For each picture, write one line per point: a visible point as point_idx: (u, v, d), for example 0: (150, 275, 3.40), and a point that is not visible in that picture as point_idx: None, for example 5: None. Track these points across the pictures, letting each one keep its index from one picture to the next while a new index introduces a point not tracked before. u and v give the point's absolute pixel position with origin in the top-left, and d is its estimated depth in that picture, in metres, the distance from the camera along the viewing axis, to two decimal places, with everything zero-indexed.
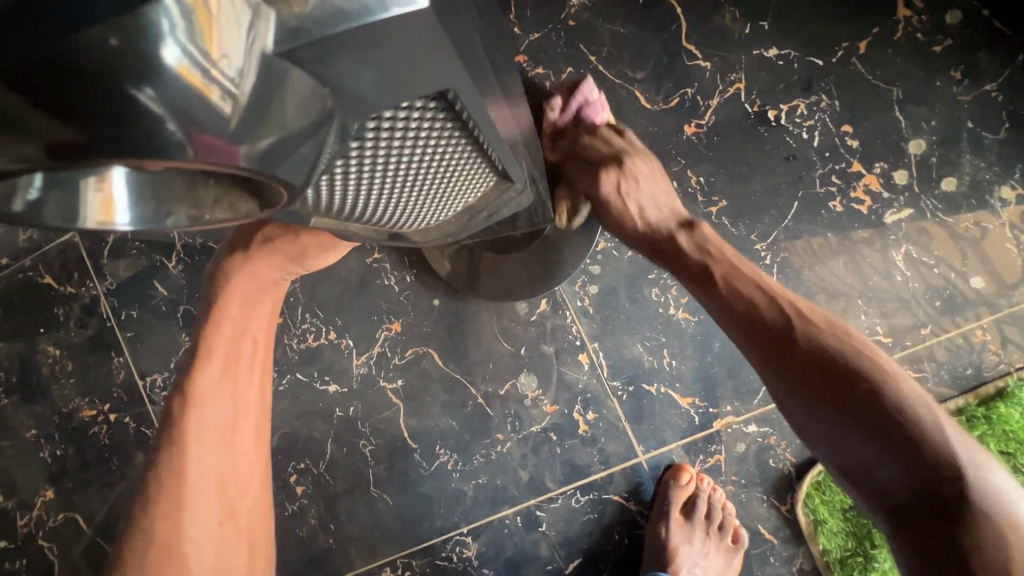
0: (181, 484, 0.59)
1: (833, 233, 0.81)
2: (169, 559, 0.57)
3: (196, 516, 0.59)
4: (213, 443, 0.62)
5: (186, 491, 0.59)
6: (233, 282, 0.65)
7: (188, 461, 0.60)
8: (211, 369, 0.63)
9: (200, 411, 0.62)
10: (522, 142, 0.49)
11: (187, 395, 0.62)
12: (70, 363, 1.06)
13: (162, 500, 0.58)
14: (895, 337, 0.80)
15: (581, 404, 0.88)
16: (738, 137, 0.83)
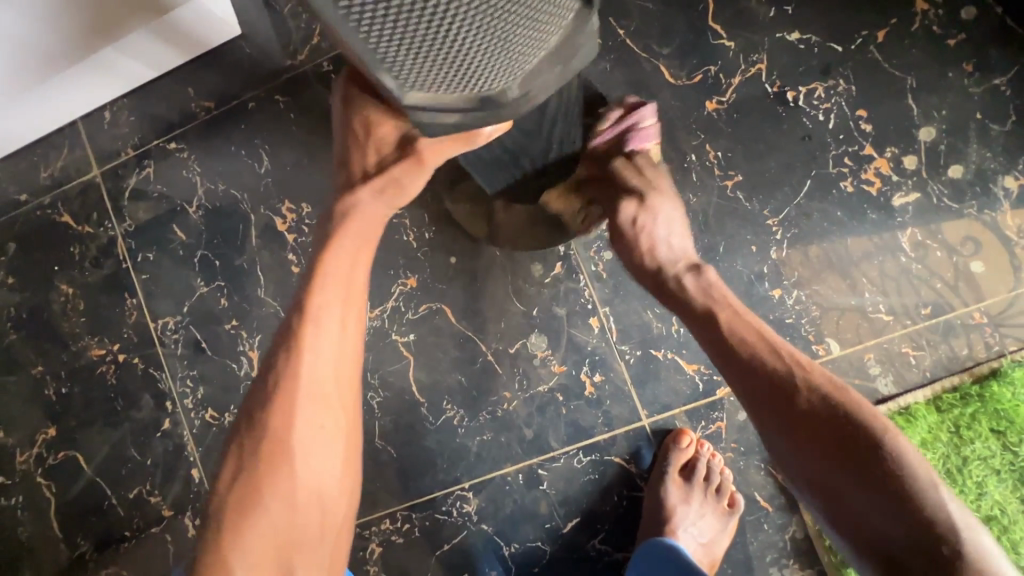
0: (292, 388, 0.62)
1: (843, 212, 0.84)
2: (278, 455, 0.60)
3: (305, 420, 0.62)
4: (321, 355, 0.64)
5: (298, 396, 0.62)
6: (353, 199, 0.68)
7: (299, 366, 0.63)
8: (328, 282, 0.66)
9: (314, 322, 0.65)
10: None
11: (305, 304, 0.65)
12: (82, 303, 1.06)
13: (275, 400, 0.62)
14: (895, 316, 0.83)
15: (589, 365, 0.91)
16: (757, 115, 0.87)
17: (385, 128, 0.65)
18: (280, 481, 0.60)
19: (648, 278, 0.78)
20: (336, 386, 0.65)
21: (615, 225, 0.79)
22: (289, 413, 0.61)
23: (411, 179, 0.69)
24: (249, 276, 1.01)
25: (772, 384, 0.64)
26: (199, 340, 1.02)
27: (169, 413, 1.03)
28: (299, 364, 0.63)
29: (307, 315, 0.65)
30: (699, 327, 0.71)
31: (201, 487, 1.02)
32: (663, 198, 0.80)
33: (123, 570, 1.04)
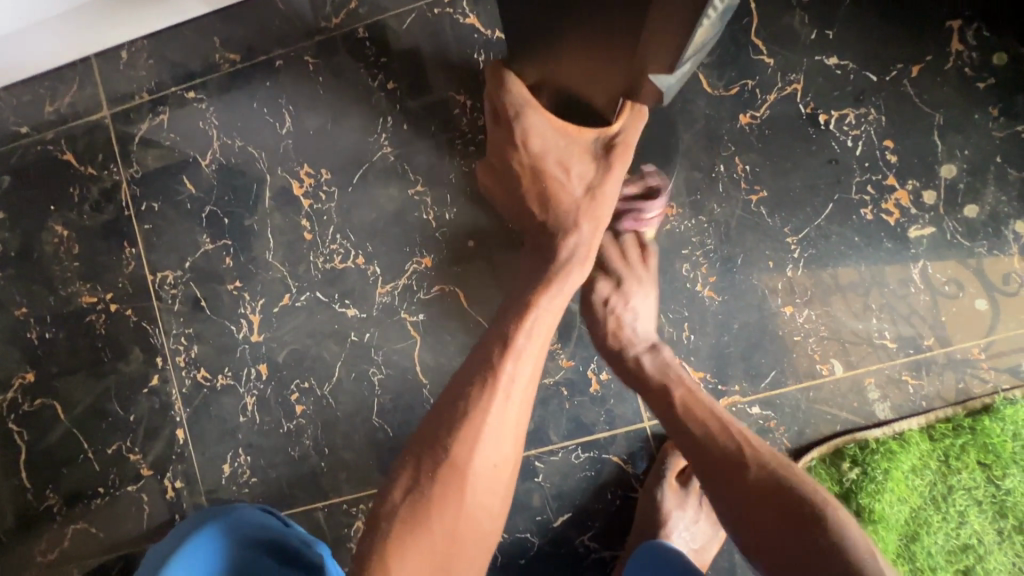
0: (484, 420, 0.62)
1: (860, 237, 0.86)
2: (460, 476, 0.60)
3: (484, 454, 0.62)
4: (517, 393, 0.65)
5: (486, 428, 0.62)
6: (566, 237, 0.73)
7: (496, 400, 0.64)
8: (535, 330, 0.69)
9: (516, 354, 0.66)
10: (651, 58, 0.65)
11: (513, 339, 0.67)
12: (77, 247, 1.02)
13: (467, 424, 0.62)
14: (900, 344, 0.85)
15: (597, 363, 0.91)
16: (788, 134, 0.88)
17: (579, 160, 0.72)
18: (447, 508, 0.59)
19: (613, 356, 0.83)
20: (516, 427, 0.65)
21: (586, 300, 0.86)
22: (470, 442, 0.61)
23: (613, 184, 0.73)
24: (257, 237, 0.98)
25: (719, 456, 0.69)
26: (198, 297, 0.99)
27: (158, 370, 1.00)
28: (496, 398, 0.64)
29: (516, 353, 0.66)
30: (653, 399, 0.77)
31: (184, 449, 0.99)
32: (636, 288, 0.84)
33: (94, 526, 1.01)
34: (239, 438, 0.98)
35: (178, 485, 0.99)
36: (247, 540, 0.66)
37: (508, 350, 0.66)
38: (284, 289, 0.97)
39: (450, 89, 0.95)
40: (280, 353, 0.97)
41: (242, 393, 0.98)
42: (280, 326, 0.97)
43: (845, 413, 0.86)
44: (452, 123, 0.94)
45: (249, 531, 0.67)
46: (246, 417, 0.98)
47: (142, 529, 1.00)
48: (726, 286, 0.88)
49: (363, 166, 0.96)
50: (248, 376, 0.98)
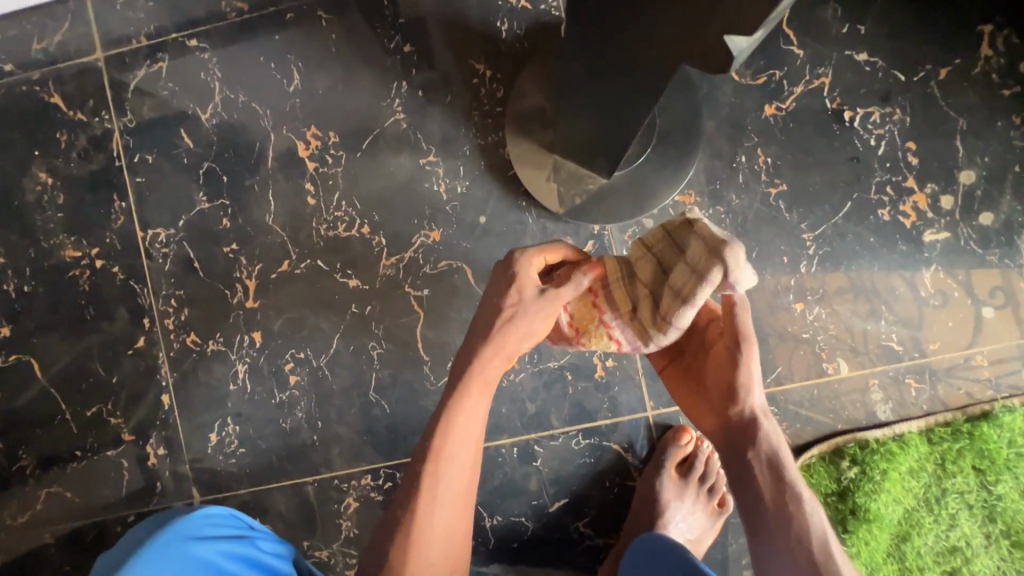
0: (433, 490, 0.63)
1: (876, 238, 0.86)
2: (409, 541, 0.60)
3: (439, 515, 0.62)
4: (463, 457, 0.65)
5: (433, 499, 0.62)
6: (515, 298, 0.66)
7: (439, 471, 0.63)
8: (482, 398, 0.66)
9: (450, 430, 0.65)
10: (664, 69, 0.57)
11: (455, 412, 0.65)
12: (62, 197, 0.96)
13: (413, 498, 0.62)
14: (905, 347, 0.86)
15: (603, 349, 0.89)
16: (812, 129, 0.86)
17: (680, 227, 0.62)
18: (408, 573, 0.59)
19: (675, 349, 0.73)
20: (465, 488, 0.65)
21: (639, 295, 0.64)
22: (421, 516, 0.62)
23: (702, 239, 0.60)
24: (257, 199, 0.94)
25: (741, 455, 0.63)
26: (191, 258, 0.94)
27: (145, 332, 0.95)
28: (442, 466, 0.63)
29: (462, 424, 0.65)
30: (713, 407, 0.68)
31: (169, 415, 0.95)
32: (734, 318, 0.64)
33: (68, 491, 0.97)
34: (228, 406, 0.94)
35: (161, 453, 0.95)
36: (215, 560, 0.58)
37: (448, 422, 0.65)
38: (283, 255, 0.93)
39: (469, 57, 0.91)
40: (275, 321, 0.93)
41: (234, 361, 0.94)
42: (277, 293, 0.93)
43: (847, 412, 0.86)
44: (470, 93, 0.91)
45: (219, 548, 0.59)
46: (237, 385, 0.94)
47: (120, 495, 0.96)
48: None
49: (374, 131, 0.92)
50: (240, 343, 0.94)
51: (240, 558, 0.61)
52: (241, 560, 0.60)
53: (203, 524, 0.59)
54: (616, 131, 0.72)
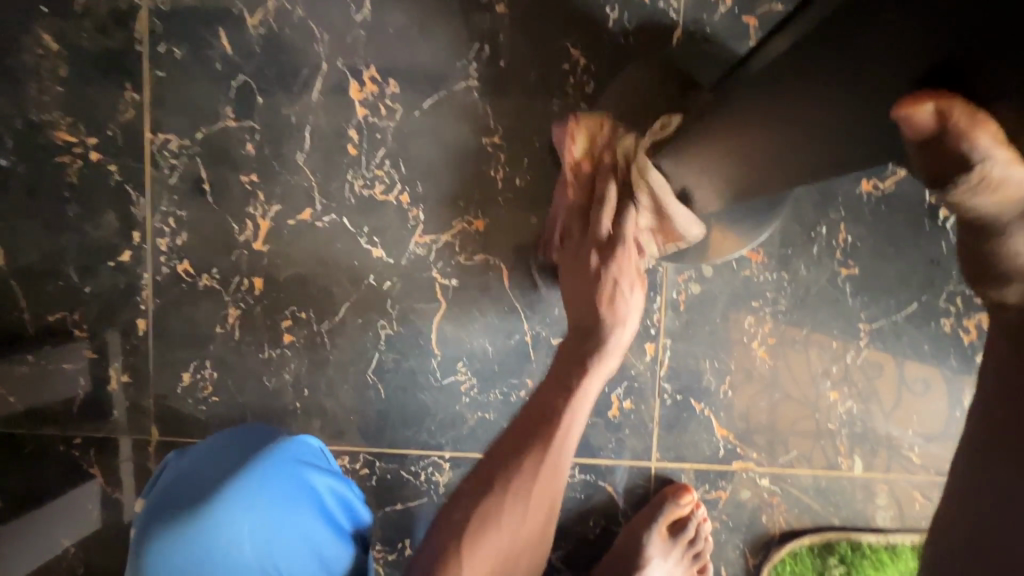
0: (494, 520, 0.58)
1: (930, 346, 0.82)
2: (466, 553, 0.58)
3: (500, 536, 0.58)
4: (528, 493, 0.59)
5: (493, 528, 0.58)
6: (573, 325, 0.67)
7: (508, 505, 0.59)
8: (554, 439, 0.60)
9: (502, 454, 0.61)
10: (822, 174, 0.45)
11: (517, 446, 0.61)
12: (64, 69, 0.82)
13: (467, 528, 0.58)
14: (923, 461, 0.83)
15: (624, 389, 0.84)
16: (903, 218, 0.81)
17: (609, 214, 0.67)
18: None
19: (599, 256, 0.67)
20: (538, 526, 0.60)
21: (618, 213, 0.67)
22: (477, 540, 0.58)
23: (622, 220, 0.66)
24: (291, 132, 0.82)
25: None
26: (202, 179, 0.83)
27: (132, 246, 0.85)
28: (508, 490, 0.59)
29: (524, 470, 0.59)
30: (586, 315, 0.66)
31: (141, 342, 0.86)
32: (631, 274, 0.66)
33: (12, 395, 0.87)
34: (209, 349, 0.85)
35: (124, 380, 0.87)
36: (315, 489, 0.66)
37: (514, 475, 0.59)
38: (307, 202, 0.83)
39: (565, 38, 0.80)
40: (281, 271, 0.84)
41: (226, 302, 0.85)
42: (290, 241, 0.84)
43: (847, 510, 0.84)
44: (556, 79, 0.81)
45: (324, 480, 0.67)
46: (224, 329, 0.85)
47: (69, 414, 0.87)
48: (783, 352, 0.83)
49: (439, 92, 0.81)
50: (237, 286, 0.84)
51: (337, 497, 0.68)
52: (341, 502, 0.68)
53: (307, 452, 0.67)
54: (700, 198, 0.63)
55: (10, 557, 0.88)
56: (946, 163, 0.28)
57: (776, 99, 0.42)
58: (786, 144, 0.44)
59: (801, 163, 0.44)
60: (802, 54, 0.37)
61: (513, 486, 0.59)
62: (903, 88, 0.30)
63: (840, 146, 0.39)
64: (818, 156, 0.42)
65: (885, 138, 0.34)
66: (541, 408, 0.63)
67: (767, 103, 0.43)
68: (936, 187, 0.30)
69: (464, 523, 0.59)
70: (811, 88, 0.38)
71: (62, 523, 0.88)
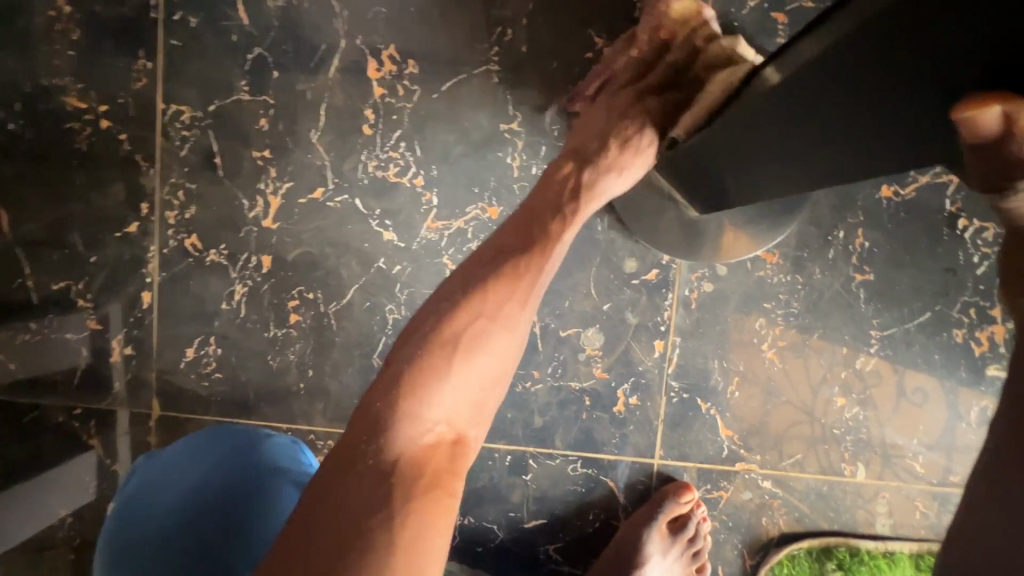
0: (424, 390, 0.49)
1: (941, 356, 0.81)
2: (364, 432, 0.48)
3: (400, 439, 0.47)
4: (458, 313, 0.52)
5: (456, 361, 0.50)
6: (532, 205, 0.61)
7: (437, 387, 0.49)
8: (510, 297, 0.54)
9: (438, 323, 0.52)
10: (826, 176, 0.44)
11: (463, 309, 0.52)
12: (76, 34, 0.81)
13: (416, 369, 0.50)
14: (926, 471, 0.83)
15: (630, 384, 0.83)
16: (921, 226, 0.80)
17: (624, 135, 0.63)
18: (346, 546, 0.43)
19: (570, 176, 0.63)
20: (456, 399, 0.50)
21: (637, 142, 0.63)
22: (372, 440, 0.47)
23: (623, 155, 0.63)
24: (306, 110, 0.81)
25: None
26: (213, 152, 0.82)
27: (139, 217, 0.83)
28: (429, 380, 0.49)
29: (501, 293, 0.53)
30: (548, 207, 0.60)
31: (146, 316, 0.85)
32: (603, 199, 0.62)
33: (12, 363, 0.86)
34: (214, 325, 0.85)
35: (127, 352, 0.86)
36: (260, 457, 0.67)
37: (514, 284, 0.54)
38: (319, 181, 0.82)
39: (589, 26, 0.79)
40: (290, 250, 0.83)
41: (233, 279, 0.84)
42: (301, 220, 0.83)
43: (847, 516, 0.84)
44: (578, 67, 0.79)
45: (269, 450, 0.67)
46: (230, 306, 0.84)
47: (70, 384, 0.87)
48: (792, 355, 0.83)
49: (459, 76, 0.80)
50: (245, 263, 0.83)
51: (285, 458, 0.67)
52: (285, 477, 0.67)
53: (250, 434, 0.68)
54: (711, 188, 0.63)
55: (6, 525, 0.88)
56: (1007, 164, 0.28)
57: (791, 113, 0.42)
58: (806, 154, 0.44)
59: (823, 172, 0.44)
60: (815, 69, 0.37)
61: (438, 336, 0.51)
62: (921, 83, 0.29)
63: (851, 146, 0.39)
64: (841, 167, 0.41)
65: (898, 126, 0.34)
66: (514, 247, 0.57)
67: (782, 117, 0.43)
68: (989, 188, 0.30)
69: (406, 364, 0.50)
70: (828, 102, 0.37)
71: (59, 493, 0.88)
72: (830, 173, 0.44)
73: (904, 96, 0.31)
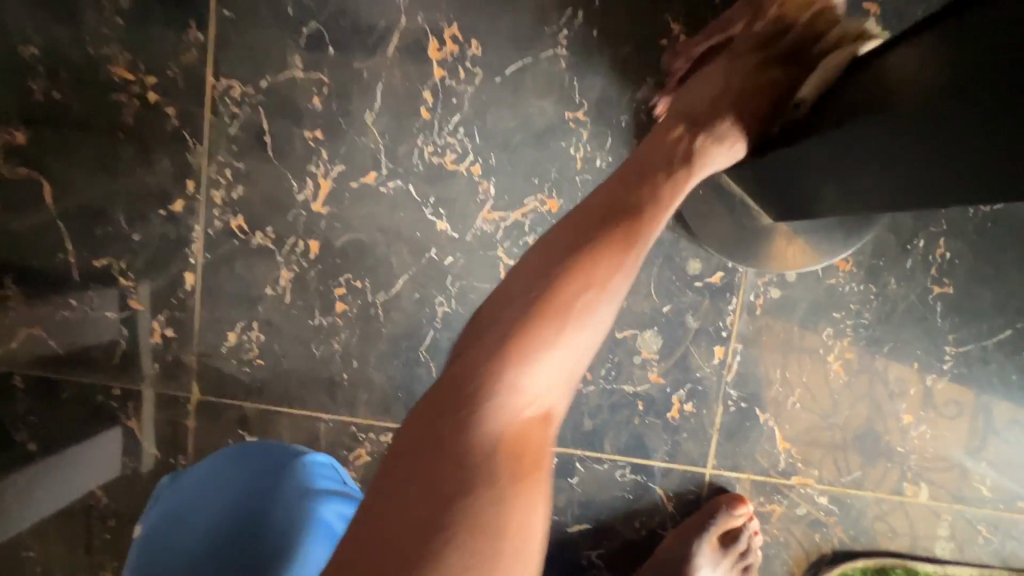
0: (567, 324, 0.44)
1: (1018, 376, 0.77)
2: (436, 411, 0.42)
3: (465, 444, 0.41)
4: (549, 270, 0.45)
5: (542, 327, 0.43)
6: (612, 187, 0.51)
7: (539, 348, 0.43)
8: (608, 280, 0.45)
9: (522, 290, 0.45)
10: (841, 179, 0.50)
11: (556, 268, 0.45)
12: (126, 1, 0.77)
13: (506, 346, 0.43)
14: (993, 495, 0.79)
15: (686, 391, 0.80)
16: (1007, 238, 0.75)
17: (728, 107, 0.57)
18: (423, 534, 0.38)
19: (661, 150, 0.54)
20: (546, 366, 0.43)
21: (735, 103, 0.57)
22: (453, 409, 0.42)
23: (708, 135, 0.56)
24: (362, 90, 0.77)
25: None
26: (263, 131, 0.79)
27: (185, 195, 0.81)
28: (513, 356, 0.43)
29: (597, 270, 0.46)
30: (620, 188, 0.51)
31: (188, 297, 0.83)
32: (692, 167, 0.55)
33: (51, 339, 0.85)
34: (257, 311, 0.82)
35: (167, 334, 0.84)
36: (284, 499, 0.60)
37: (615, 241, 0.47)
38: (372, 165, 0.78)
39: (666, 10, 0.74)
40: (339, 236, 0.80)
41: (279, 263, 0.81)
42: (351, 205, 0.79)
43: (905, 537, 0.81)
44: (651, 54, 0.75)
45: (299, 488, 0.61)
46: (274, 291, 0.82)
47: (109, 363, 0.85)
48: (859, 368, 0.79)
49: (524, 59, 0.75)
50: (292, 247, 0.81)
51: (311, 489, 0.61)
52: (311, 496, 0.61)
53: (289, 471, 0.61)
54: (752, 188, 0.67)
55: (40, 501, 0.87)
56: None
57: (868, 122, 0.46)
58: (858, 166, 0.48)
59: (869, 194, 0.48)
60: (921, 78, 0.42)
61: (537, 296, 0.44)
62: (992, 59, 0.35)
63: (884, 142, 0.45)
64: (890, 186, 0.46)
65: (928, 114, 0.40)
66: (608, 205, 0.49)
67: (856, 125, 0.47)
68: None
69: (478, 362, 0.43)
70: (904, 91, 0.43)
71: (96, 472, 0.87)
72: (846, 175, 0.49)
73: (968, 83, 0.37)
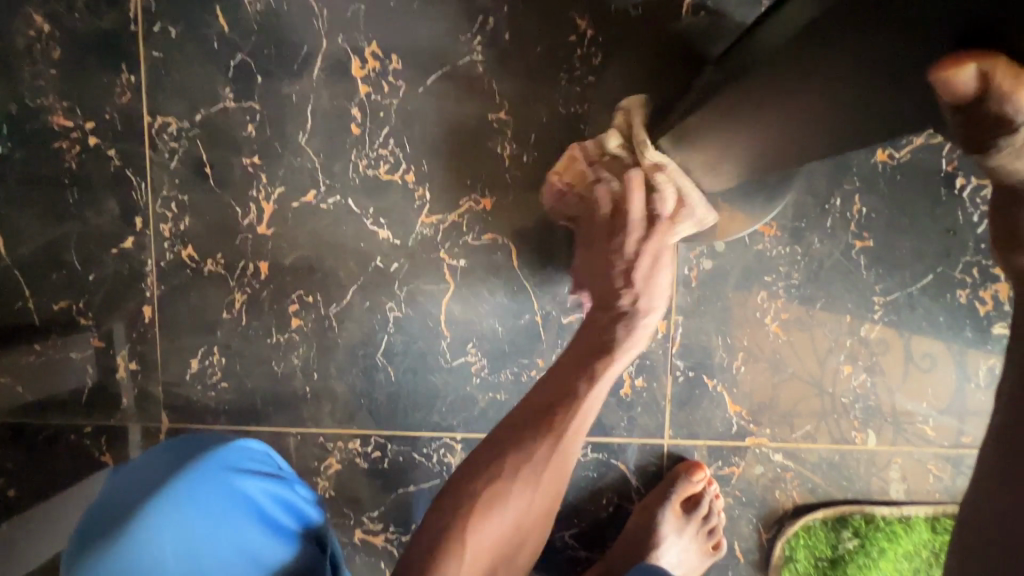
0: (548, 447, 0.61)
1: (945, 317, 0.81)
2: (466, 484, 0.59)
3: (493, 522, 0.58)
4: (527, 433, 0.61)
5: (468, 526, 0.57)
6: (540, 390, 0.64)
7: (502, 502, 0.58)
8: (563, 433, 0.61)
9: (503, 442, 0.61)
10: (801, 111, 0.45)
11: (497, 465, 0.59)
12: (57, 52, 0.81)
13: (508, 446, 0.61)
14: (937, 434, 0.83)
15: (635, 367, 0.83)
16: (919, 189, 0.79)
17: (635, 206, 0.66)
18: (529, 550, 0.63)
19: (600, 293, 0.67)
20: (496, 534, 0.58)
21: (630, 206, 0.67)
22: (485, 494, 0.58)
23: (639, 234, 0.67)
24: (292, 113, 0.81)
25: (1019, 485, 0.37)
26: (203, 162, 0.82)
27: (134, 232, 0.83)
28: (497, 483, 0.59)
29: (546, 428, 0.61)
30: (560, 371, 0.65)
31: (148, 330, 0.85)
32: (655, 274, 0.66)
33: (19, 386, 0.87)
34: (216, 335, 0.85)
35: (132, 367, 0.86)
36: (254, 496, 0.57)
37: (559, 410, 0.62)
38: (311, 183, 0.82)
39: (572, 8, 0.78)
40: (287, 255, 0.83)
41: (232, 287, 0.84)
42: (295, 223, 0.82)
43: (860, 483, 0.84)
44: (563, 51, 0.79)
45: (263, 485, 0.58)
46: (230, 314, 0.84)
47: (77, 402, 0.87)
48: (795, 327, 0.82)
49: (444, 69, 0.79)
50: (242, 270, 0.83)
51: (276, 497, 0.58)
52: (280, 502, 0.58)
53: (245, 458, 0.59)
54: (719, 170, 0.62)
55: (26, 546, 0.89)
56: (985, 124, 0.29)
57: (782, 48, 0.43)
58: (817, 95, 0.42)
59: (857, 125, 0.43)
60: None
61: (466, 502, 0.58)
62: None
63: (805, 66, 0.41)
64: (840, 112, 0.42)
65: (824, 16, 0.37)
66: (535, 412, 0.62)
67: (789, 58, 0.42)
68: (974, 147, 0.31)
69: (490, 459, 0.60)
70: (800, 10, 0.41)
71: (76, 510, 0.89)
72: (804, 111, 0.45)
73: None
